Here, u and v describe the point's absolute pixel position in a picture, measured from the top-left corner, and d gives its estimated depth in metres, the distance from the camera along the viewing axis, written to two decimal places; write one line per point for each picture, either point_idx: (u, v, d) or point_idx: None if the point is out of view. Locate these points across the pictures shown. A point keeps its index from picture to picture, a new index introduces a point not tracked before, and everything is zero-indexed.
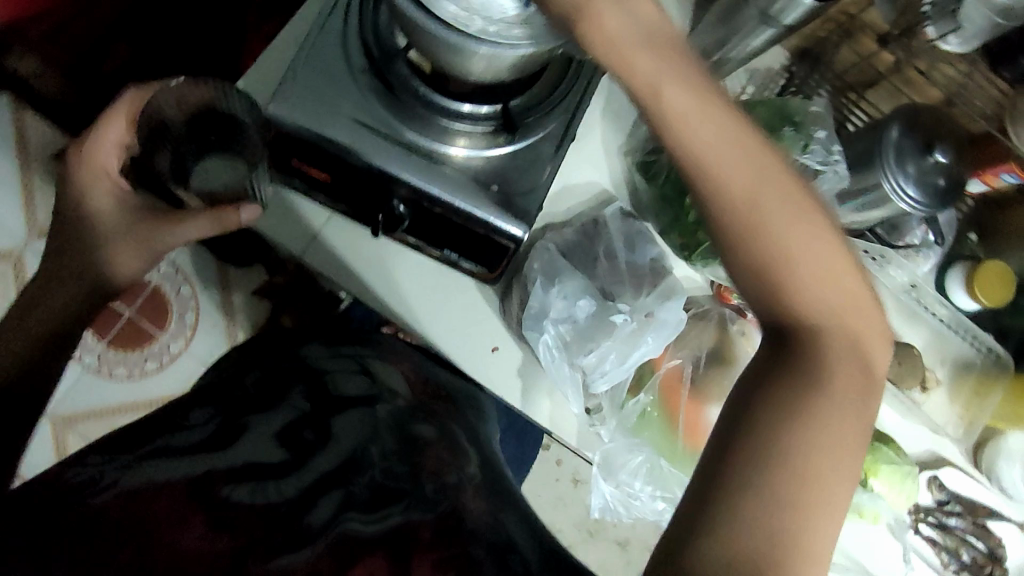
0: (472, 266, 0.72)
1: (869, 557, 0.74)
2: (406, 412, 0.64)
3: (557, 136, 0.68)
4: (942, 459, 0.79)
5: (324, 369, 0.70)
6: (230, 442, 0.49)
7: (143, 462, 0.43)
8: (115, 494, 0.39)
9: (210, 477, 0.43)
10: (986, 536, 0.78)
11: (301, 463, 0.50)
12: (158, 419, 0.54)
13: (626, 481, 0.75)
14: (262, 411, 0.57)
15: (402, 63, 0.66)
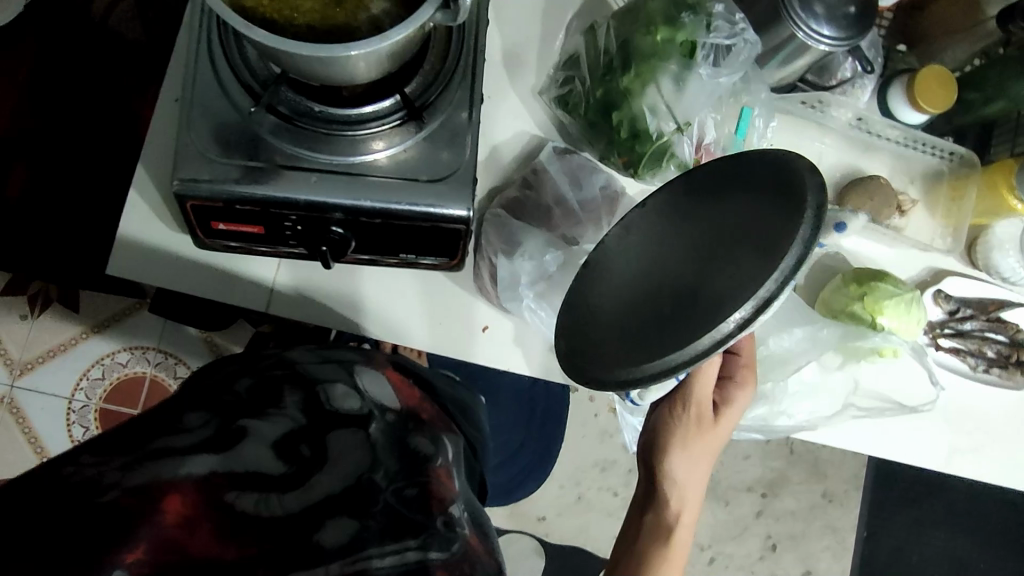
0: (434, 260, 0.70)
1: (900, 390, 0.75)
2: (400, 423, 0.62)
3: (467, 103, 0.66)
4: (941, 272, 0.79)
5: (314, 380, 0.64)
6: (230, 449, 0.54)
7: (143, 462, 0.49)
8: (122, 492, 0.46)
9: (213, 481, 0.51)
10: (1004, 327, 0.78)
11: (304, 481, 0.54)
12: (155, 416, 0.56)
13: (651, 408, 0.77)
14: (260, 415, 0.58)
15: (286, 90, 0.63)
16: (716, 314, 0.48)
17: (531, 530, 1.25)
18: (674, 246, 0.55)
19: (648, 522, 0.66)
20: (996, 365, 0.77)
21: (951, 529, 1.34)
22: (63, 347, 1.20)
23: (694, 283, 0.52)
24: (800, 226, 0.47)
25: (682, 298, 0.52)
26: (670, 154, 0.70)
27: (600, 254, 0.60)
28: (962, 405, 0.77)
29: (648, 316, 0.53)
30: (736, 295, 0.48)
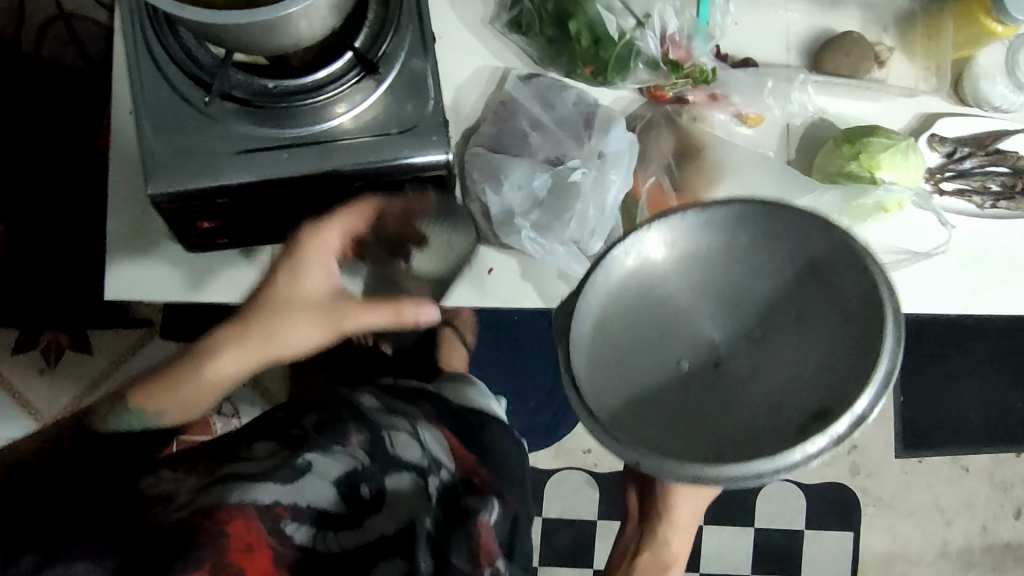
0: (426, 213, 0.70)
1: (901, 232, 0.75)
2: (456, 485, 0.65)
3: (419, 47, 0.64)
4: (931, 116, 0.77)
5: (374, 424, 0.63)
6: (295, 480, 0.54)
7: (210, 485, 0.51)
8: (190, 511, 0.49)
9: (273, 509, 0.51)
10: (1005, 158, 0.76)
11: (360, 520, 0.56)
12: (227, 441, 0.58)
13: None
14: (325, 448, 0.58)
15: (236, 72, 0.60)
16: (795, 433, 0.49)
17: (579, 464, 1.27)
18: (730, 318, 0.54)
19: (643, 561, 0.81)
20: (1002, 197, 0.76)
21: (985, 376, 1.35)
22: (88, 390, 1.21)
23: (751, 372, 0.53)
24: (888, 338, 0.49)
25: (721, 363, 0.53)
26: (636, 55, 0.69)
27: (671, 308, 0.54)
28: (974, 246, 0.76)
29: (697, 412, 0.52)
30: (815, 412, 0.49)
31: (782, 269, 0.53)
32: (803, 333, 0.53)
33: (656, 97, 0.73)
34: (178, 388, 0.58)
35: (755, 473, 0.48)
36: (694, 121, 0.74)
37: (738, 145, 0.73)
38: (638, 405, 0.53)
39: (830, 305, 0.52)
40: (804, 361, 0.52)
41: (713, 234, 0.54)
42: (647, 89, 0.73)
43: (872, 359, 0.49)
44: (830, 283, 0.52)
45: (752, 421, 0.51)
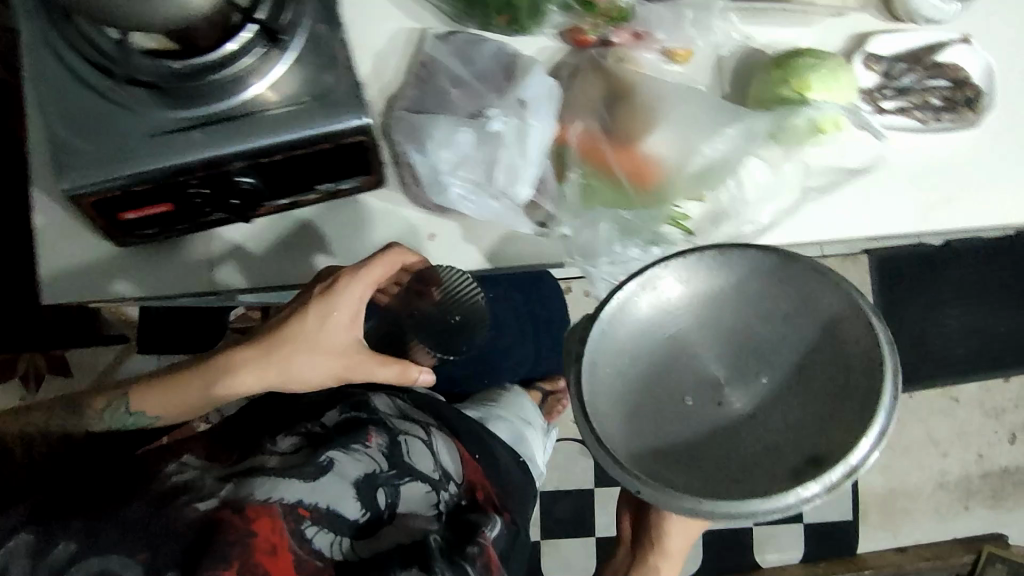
0: (354, 183, 0.69)
1: (839, 155, 0.73)
2: (464, 501, 0.75)
3: (322, 13, 0.63)
4: (863, 34, 0.76)
5: (395, 429, 0.76)
6: (316, 478, 0.65)
7: (239, 483, 0.62)
8: (223, 505, 0.59)
9: (295, 511, 0.61)
10: (946, 73, 0.75)
11: (373, 532, 0.65)
12: (258, 441, 0.72)
13: (615, 255, 0.73)
14: (346, 449, 0.70)
15: (139, 57, 0.58)
16: (789, 477, 0.57)
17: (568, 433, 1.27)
18: (720, 357, 0.63)
19: None
20: (939, 108, 0.75)
21: (960, 307, 1.33)
22: None
23: (770, 430, 0.60)
24: (887, 405, 0.57)
25: (719, 400, 0.62)
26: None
27: (673, 350, 0.64)
28: (916, 163, 0.74)
29: (699, 448, 0.61)
30: (809, 458, 0.57)
31: (806, 338, 0.62)
32: (788, 397, 0.61)
33: (580, 41, 0.72)
34: (173, 395, 0.71)
35: (773, 509, 0.55)
36: (622, 62, 0.73)
37: (666, 80, 0.72)
38: (656, 449, 0.61)
39: (840, 378, 0.60)
40: (801, 416, 0.60)
41: (724, 275, 0.63)
42: (568, 33, 0.72)
43: (870, 410, 0.57)
44: (790, 323, 0.62)
45: (751, 459, 0.59)
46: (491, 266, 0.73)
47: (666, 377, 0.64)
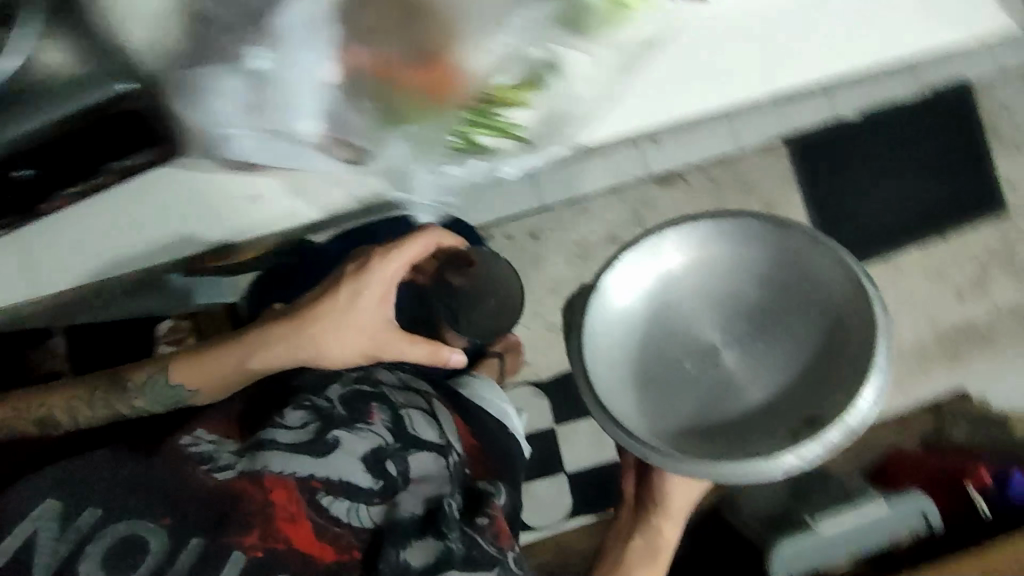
0: (147, 156, 0.68)
1: None
2: (462, 467, 0.81)
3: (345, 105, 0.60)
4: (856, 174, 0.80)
5: (399, 404, 0.81)
6: (325, 455, 0.70)
7: (256, 457, 0.69)
8: (239, 475, 0.68)
9: (309, 483, 0.69)
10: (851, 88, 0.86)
11: (393, 497, 0.72)
12: (269, 413, 0.75)
13: (700, 386, 0.80)
14: (353, 427, 0.74)
15: None
16: (791, 436, 0.76)
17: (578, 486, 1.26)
18: (789, 386, 0.78)
19: None
20: None
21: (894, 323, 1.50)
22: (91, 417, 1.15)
23: (809, 412, 0.76)
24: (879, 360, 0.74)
25: (800, 420, 0.76)
26: (497, 99, 0.59)
27: (747, 418, 0.79)
28: None
29: (730, 420, 0.79)
30: (811, 421, 0.76)
31: (814, 322, 0.80)
32: (800, 373, 0.78)
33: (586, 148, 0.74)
34: (207, 365, 0.82)
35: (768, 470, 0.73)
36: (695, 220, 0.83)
37: (762, 243, 0.82)
38: (685, 427, 0.79)
39: (833, 353, 0.78)
40: (851, 410, 0.73)
41: (802, 351, 0.79)
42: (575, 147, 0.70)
43: (868, 374, 0.74)
44: (862, 347, 0.76)
45: (761, 426, 0.78)
46: (588, 381, 0.79)
47: (734, 434, 0.78)
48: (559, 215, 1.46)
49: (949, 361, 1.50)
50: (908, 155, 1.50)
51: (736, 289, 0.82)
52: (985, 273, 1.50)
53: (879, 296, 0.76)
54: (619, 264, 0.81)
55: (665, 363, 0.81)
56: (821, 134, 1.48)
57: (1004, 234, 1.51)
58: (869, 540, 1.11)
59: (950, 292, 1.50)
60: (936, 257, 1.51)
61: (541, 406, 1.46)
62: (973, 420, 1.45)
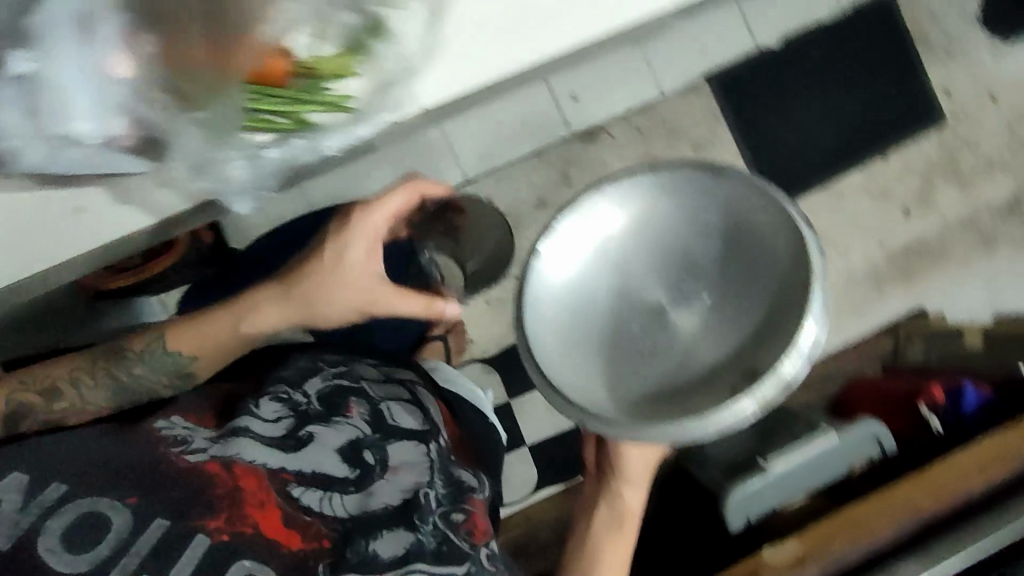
0: None
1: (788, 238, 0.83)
2: (446, 451, 0.78)
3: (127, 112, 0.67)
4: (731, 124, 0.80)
5: (377, 397, 0.79)
6: (297, 450, 0.70)
7: (229, 442, 0.69)
8: (210, 459, 0.68)
9: (280, 475, 0.69)
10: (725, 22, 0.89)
11: (367, 486, 0.70)
12: (243, 403, 0.73)
13: (642, 346, 0.81)
14: (330, 422, 0.73)
15: None
16: (729, 390, 0.74)
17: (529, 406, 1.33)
18: (728, 343, 0.78)
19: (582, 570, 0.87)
20: None
21: (847, 250, 1.53)
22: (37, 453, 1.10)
23: (749, 366, 0.75)
24: (810, 307, 0.73)
25: (740, 376, 0.75)
26: (319, 75, 0.65)
27: (692, 382, 0.78)
28: None
29: (681, 380, 0.78)
30: (749, 375, 0.74)
31: (752, 274, 0.79)
32: (741, 329, 0.78)
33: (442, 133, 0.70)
34: (208, 329, 0.81)
35: (702, 427, 0.71)
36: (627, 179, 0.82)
37: (692, 195, 0.81)
38: (630, 392, 0.79)
39: (768, 304, 0.77)
40: (780, 360, 0.72)
41: (741, 305, 0.79)
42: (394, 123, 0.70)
43: (800, 322, 0.72)
44: (795, 296, 0.75)
45: (703, 385, 0.77)
46: (532, 355, 0.79)
47: (680, 392, 0.77)
48: (484, 186, 1.51)
49: (903, 281, 1.54)
50: (830, 82, 1.52)
51: (681, 245, 0.81)
52: (929, 185, 1.54)
53: (815, 239, 0.74)
54: (552, 233, 0.81)
55: (609, 325, 0.81)
56: (742, 69, 1.51)
57: (942, 143, 1.53)
58: (818, 476, 1.13)
59: (896, 211, 1.53)
60: (881, 176, 1.54)
61: (493, 381, 1.49)
62: (931, 339, 1.44)
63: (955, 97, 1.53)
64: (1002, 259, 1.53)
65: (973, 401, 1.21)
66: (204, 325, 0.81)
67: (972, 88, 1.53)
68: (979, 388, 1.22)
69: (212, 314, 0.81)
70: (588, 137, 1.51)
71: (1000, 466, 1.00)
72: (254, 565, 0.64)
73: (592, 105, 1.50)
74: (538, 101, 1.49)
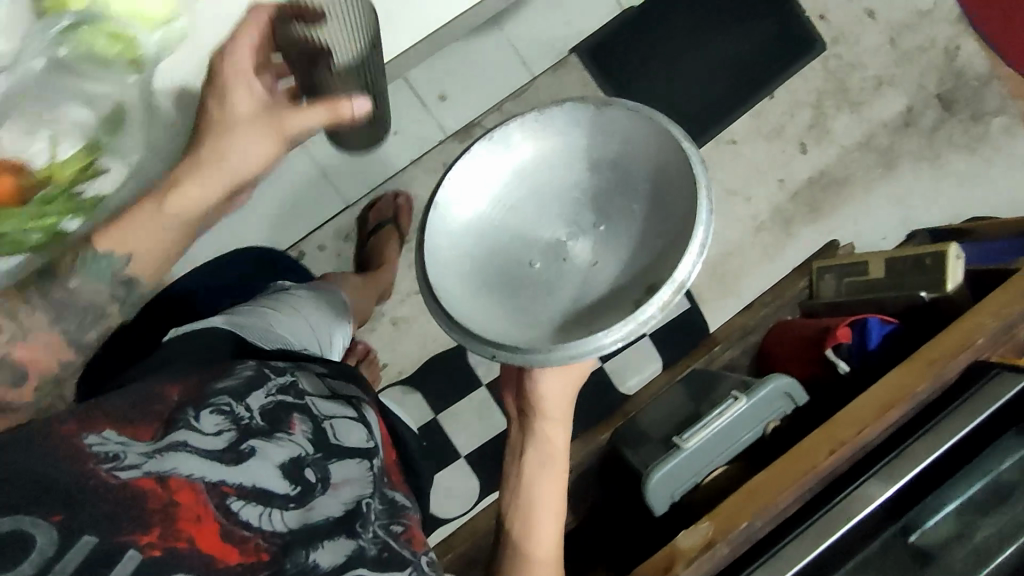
0: None
1: None
2: (384, 468, 0.68)
3: None
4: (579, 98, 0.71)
5: (325, 411, 0.66)
6: (239, 464, 0.54)
7: (162, 452, 0.50)
8: (142, 473, 0.49)
9: (218, 488, 0.52)
10: None
11: (309, 502, 0.57)
12: (169, 408, 0.54)
13: (547, 280, 0.72)
14: (271, 436, 0.58)
15: None
16: (633, 304, 0.66)
17: (450, 377, 1.47)
18: (629, 261, 0.70)
19: (520, 521, 0.77)
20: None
21: (749, 197, 1.56)
22: None
23: (649, 279, 0.67)
24: (701, 209, 0.65)
25: (645, 288, 0.66)
26: (57, 184, 0.68)
27: (595, 306, 0.69)
28: None
29: (583, 309, 0.69)
30: (649, 288, 0.66)
31: (644, 192, 0.71)
32: (642, 247, 0.70)
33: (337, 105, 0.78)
34: (148, 221, 0.64)
35: (596, 346, 0.63)
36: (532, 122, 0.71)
37: (582, 131, 0.72)
38: (540, 327, 0.69)
39: (661, 220, 0.69)
40: (676, 260, 0.65)
41: (633, 228, 0.71)
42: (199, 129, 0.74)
43: (693, 231, 0.65)
44: (689, 208, 0.66)
45: (605, 305, 0.68)
46: (432, 298, 0.69)
47: (589, 312, 0.69)
48: (369, 206, 1.51)
49: (809, 214, 1.56)
50: (686, 32, 1.57)
51: (572, 179, 0.73)
52: (821, 112, 1.58)
53: (701, 158, 0.66)
54: (467, 155, 0.71)
55: (511, 258, 0.72)
56: (608, 33, 1.55)
57: (825, 71, 1.59)
58: (738, 440, 1.09)
59: (793, 146, 1.57)
60: (767, 114, 1.58)
61: (417, 400, 1.46)
62: (838, 271, 1.38)
63: (831, 22, 1.60)
64: (906, 176, 1.56)
65: (877, 335, 1.15)
66: (147, 211, 0.65)
67: (848, 12, 1.60)
68: (884, 321, 1.16)
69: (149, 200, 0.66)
70: (465, 136, 1.52)
71: (904, 395, 0.96)
72: None
73: (467, 109, 1.51)
74: (410, 111, 1.50)
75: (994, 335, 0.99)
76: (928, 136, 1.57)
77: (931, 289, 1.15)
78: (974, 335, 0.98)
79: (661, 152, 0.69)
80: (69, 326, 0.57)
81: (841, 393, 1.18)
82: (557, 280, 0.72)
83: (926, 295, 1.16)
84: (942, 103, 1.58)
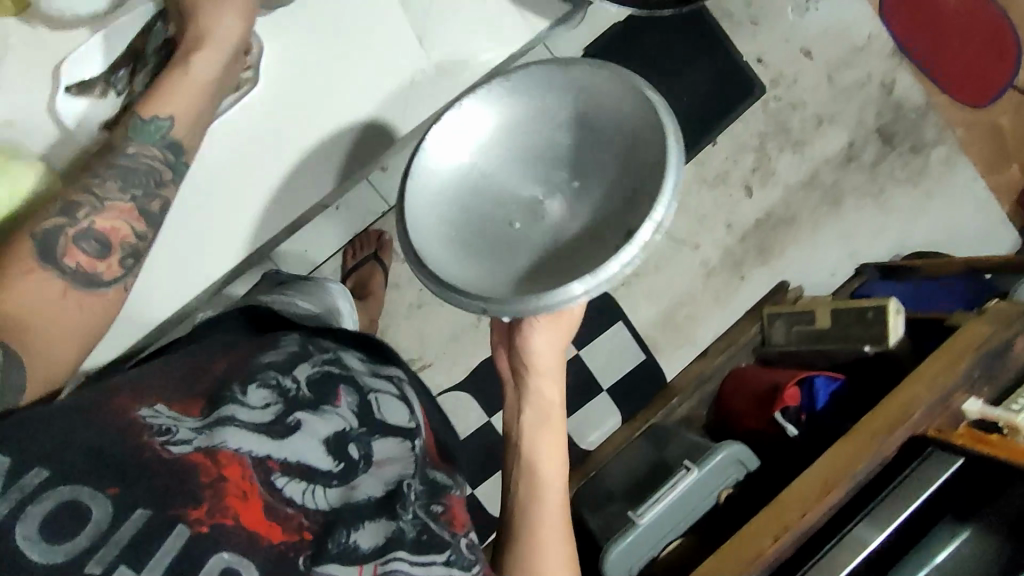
0: None
1: None
2: (424, 451, 0.72)
3: None
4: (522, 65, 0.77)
5: (366, 387, 0.71)
6: (285, 437, 0.60)
7: (212, 428, 0.57)
8: (193, 449, 0.55)
9: (263, 463, 0.57)
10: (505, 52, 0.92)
11: (352, 479, 0.61)
12: (221, 390, 0.62)
13: (531, 234, 0.79)
14: (316, 410, 0.64)
15: None
16: (615, 249, 0.71)
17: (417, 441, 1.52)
18: (604, 210, 0.77)
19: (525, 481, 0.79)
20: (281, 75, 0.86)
21: (698, 244, 1.64)
22: None
23: (627, 224, 0.73)
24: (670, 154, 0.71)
25: (623, 233, 0.72)
26: None
27: (577, 256, 0.76)
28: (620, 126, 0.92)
29: (566, 257, 0.77)
30: (629, 232, 0.71)
31: (615, 142, 0.76)
32: (616, 196, 0.76)
33: None
34: (176, 90, 0.76)
35: (581, 292, 0.68)
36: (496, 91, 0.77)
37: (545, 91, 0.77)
38: (528, 279, 0.76)
39: (631, 170, 0.75)
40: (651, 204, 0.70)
41: (608, 179, 0.77)
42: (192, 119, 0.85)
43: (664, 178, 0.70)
44: (657, 154, 0.72)
45: (588, 254, 0.74)
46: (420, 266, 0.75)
47: (573, 261, 0.75)
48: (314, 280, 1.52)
49: (759, 256, 1.65)
50: None
51: (543, 138, 0.79)
52: (763, 155, 1.66)
53: (665, 102, 0.72)
54: (440, 124, 0.77)
55: (496, 219, 0.80)
56: None
57: (766, 113, 1.66)
58: (694, 509, 1.18)
59: (738, 190, 1.65)
60: (712, 161, 1.65)
61: None
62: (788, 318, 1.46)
63: (769, 65, 1.65)
64: (851, 213, 1.66)
65: (824, 396, 1.23)
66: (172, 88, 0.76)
67: (784, 52, 1.66)
68: (831, 379, 1.24)
69: (167, 80, 0.77)
70: None
71: (842, 479, 0.99)
72: (235, 557, 0.51)
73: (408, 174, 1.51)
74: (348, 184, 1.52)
75: (929, 408, 1.01)
76: (870, 170, 1.67)
77: (875, 344, 1.22)
78: (910, 410, 1.01)
79: (622, 102, 0.75)
80: (136, 190, 0.74)
81: (798, 453, 1.23)
82: (539, 235, 0.79)
83: (871, 349, 1.22)
84: (880, 136, 1.67)
